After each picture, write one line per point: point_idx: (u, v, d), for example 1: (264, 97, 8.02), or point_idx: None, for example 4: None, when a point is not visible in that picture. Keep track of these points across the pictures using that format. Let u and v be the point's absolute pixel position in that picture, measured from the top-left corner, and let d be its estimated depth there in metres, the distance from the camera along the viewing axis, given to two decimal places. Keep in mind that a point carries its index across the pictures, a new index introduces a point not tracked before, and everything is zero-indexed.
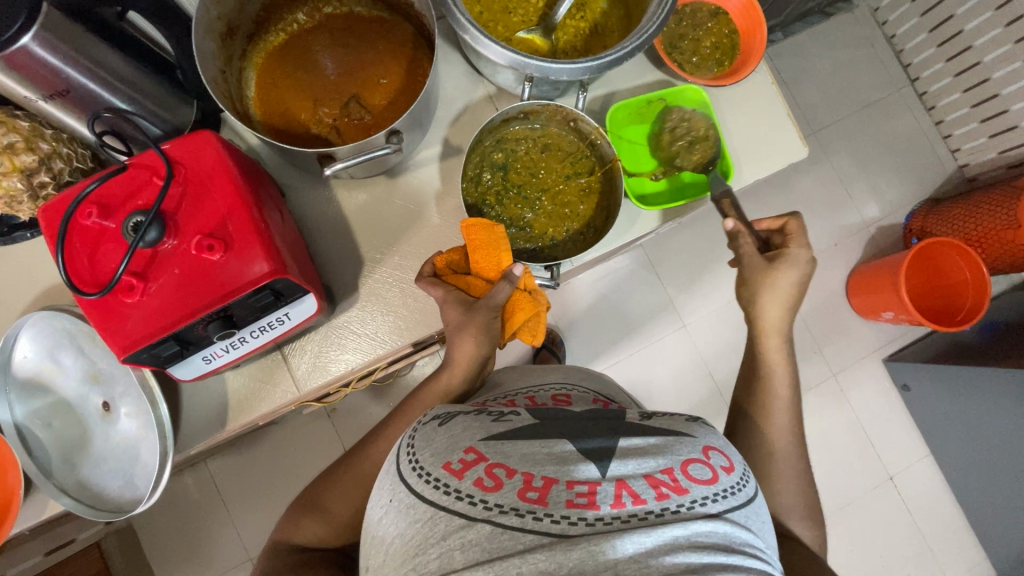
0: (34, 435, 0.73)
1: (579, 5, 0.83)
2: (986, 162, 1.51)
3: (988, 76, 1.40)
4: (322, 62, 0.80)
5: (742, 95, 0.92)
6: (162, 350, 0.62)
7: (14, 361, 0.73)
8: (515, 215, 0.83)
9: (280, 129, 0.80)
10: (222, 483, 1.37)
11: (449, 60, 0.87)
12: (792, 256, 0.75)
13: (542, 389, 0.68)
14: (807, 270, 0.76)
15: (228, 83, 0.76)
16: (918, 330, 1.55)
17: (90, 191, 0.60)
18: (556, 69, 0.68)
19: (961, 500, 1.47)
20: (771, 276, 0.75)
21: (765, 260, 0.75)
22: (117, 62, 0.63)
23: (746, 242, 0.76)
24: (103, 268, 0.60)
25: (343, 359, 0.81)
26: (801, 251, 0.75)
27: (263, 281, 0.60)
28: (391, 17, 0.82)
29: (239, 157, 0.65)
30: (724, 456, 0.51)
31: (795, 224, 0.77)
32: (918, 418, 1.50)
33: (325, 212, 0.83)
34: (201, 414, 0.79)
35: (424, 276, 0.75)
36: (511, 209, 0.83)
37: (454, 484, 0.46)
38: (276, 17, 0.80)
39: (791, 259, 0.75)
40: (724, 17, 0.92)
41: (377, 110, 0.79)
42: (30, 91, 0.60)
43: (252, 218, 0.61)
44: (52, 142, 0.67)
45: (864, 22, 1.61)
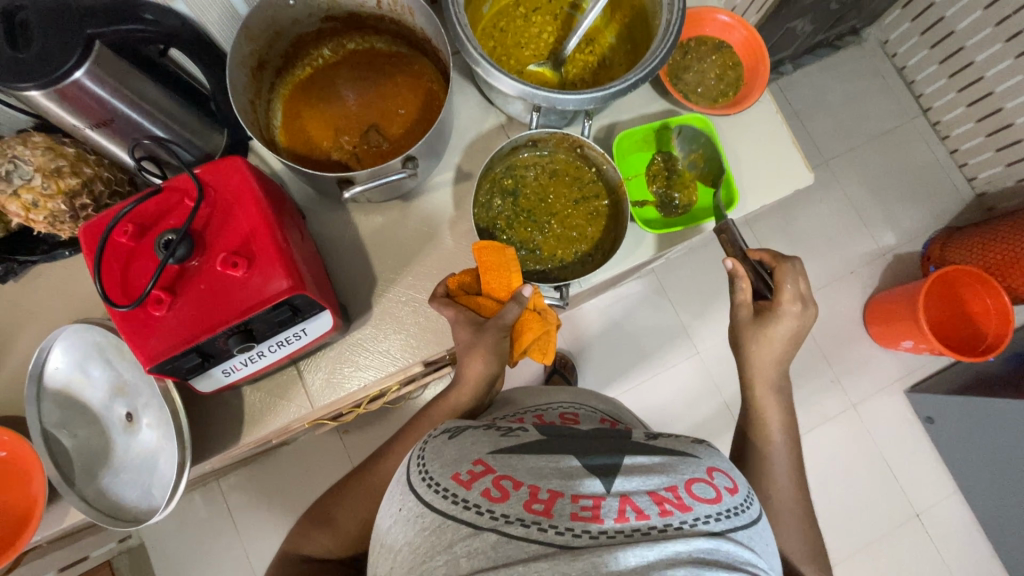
0: (60, 443, 0.76)
1: (587, 40, 0.88)
2: (1004, 191, 1.51)
3: (1001, 106, 1.41)
4: (344, 94, 0.86)
5: (746, 124, 0.95)
6: (184, 361, 0.65)
7: (47, 372, 0.77)
8: (525, 238, 0.86)
9: (303, 155, 0.84)
10: (234, 502, 1.38)
11: (463, 92, 0.92)
12: (780, 312, 0.74)
13: (550, 407, 0.69)
14: (799, 322, 0.75)
15: (256, 112, 0.81)
16: (940, 359, 1.52)
17: (126, 212, 0.65)
18: (563, 99, 0.72)
19: (992, 538, 1.41)
20: (757, 330, 0.76)
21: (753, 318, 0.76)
22: (157, 94, 0.69)
23: (744, 288, 0.76)
24: (135, 283, 0.64)
25: (355, 376, 0.84)
26: (792, 304, 0.74)
27: (282, 297, 0.63)
28: (409, 52, 0.87)
29: (264, 182, 0.69)
30: (728, 477, 0.51)
31: (783, 274, 0.75)
32: (943, 451, 1.46)
33: (343, 234, 0.87)
34: (218, 427, 0.81)
35: (437, 297, 0.77)
36: (522, 231, 0.86)
37: (462, 494, 0.47)
38: (303, 53, 0.86)
39: (780, 316, 0.75)
40: (728, 50, 0.96)
41: (395, 138, 0.84)
42: (78, 120, 0.65)
43: (274, 238, 0.65)
44: (94, 167, 0.73)
45: (873, 55, 1.64)
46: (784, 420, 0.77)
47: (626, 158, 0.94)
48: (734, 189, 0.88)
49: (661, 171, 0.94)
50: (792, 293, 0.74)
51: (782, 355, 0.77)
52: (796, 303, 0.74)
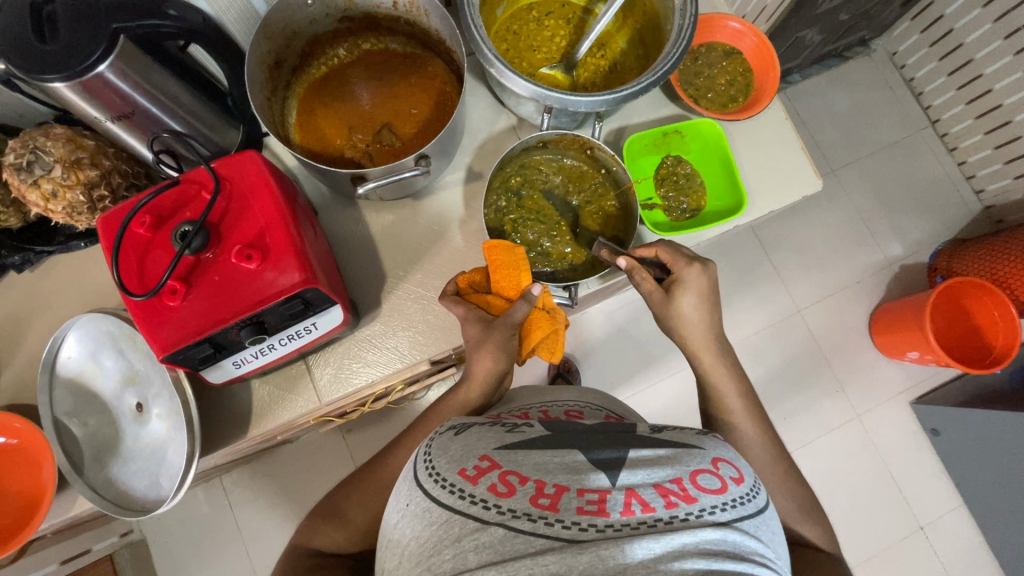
0: (70, 432, 0.77)
1: (599, 44, 0.89)
2: (1012, 203, 1.50)
3: (1009, 118, 1.41)
4: (358, 93, 0.87)
5: (755, 130, 0.95)
6: (197, 352, 0.66)
7: (60, 360, 0.78)
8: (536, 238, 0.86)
9: (317, 152, 0.85)
10: (237, 498, 1.39)
11: (475, 94, 0.93)
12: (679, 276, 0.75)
13: (557, 404, 0.70)
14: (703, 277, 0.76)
15: (272, 109, 0.82)
16: (946, 371, 1.51)
17: (144, 203, 0.66)
18: (575, 102, 0.73)
19: (998, 553, 1.40)
20: (673, 304, 0.76)
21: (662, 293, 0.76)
22: (176, 89, 0.70)
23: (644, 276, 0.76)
24: (151, 273, 0.65)
25: (363, 372, 0.84)
26: (686, 263, 0.75)
27: (295, 290, 0.64)
28: (423, 53, 0.88)
29: (279, 176, 0.70)
30: (733, 467, 0.51)
31: (665, 253, 0.76)
32: (948, 463, 1.45)
33: (353, 231, 0.88)
34: (226, 419, 0.82)
35: (447, 295, 0.78)
36: (532, 230, 0.86)
37: (469, 489, 0.48)
38: (319, 53, 0.87)
39: (683, 279, 0.75)
40: (738, 57, 0.97)
41: (407, 137, 0.85)
42: (99, 113, 0.66)
43: (288, 232, 0.66)
44: (112, 159, 0.74)
45: (882, 65, 1.65)
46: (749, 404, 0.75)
47: (636, 161, 0.94)
48: (744, 194, 0.88)
49: (671, 175, 0.94)
50: (679, 257, 0.75)
51: (706, 319, 0.76)
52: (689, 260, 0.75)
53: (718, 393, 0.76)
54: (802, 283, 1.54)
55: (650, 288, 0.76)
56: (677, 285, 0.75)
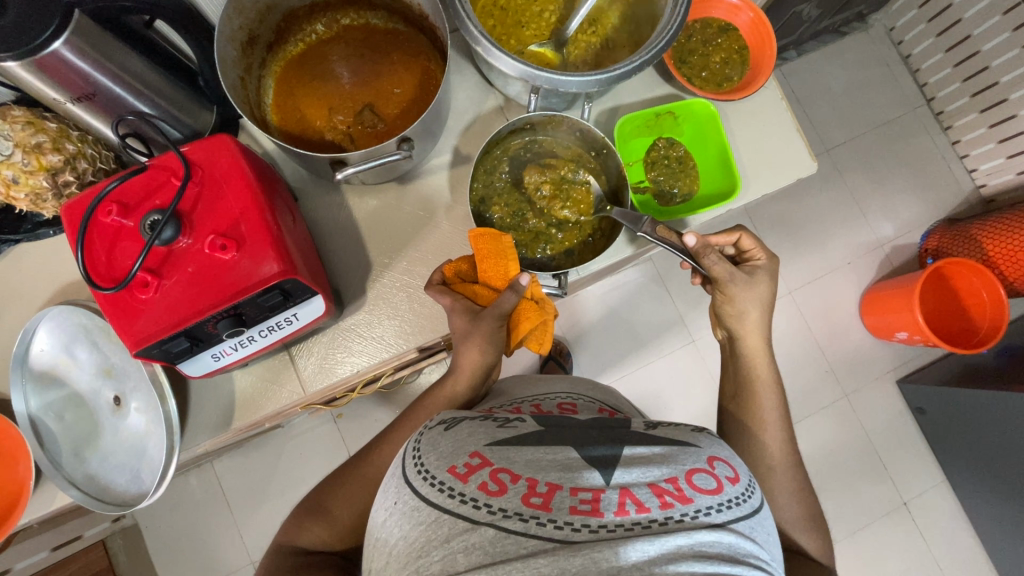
0: (47, 427, 0.75)
1: (590, 20, 0.85)
2: (1004, 183, 1.49)
3: (1005, 96, 1.39)
4: (337, 72, 0.83)
5: (751, 110, 0.92)
6: (172, 346, 0.64)
7: (31, 354, 0.75)
8: (555, 190, 0.83)
9: (296, 135, 0.82)
10: (227, 484, 1.38)
11: (461, 72, 0.89)
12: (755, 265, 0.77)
13: (547, 398, 0.68)
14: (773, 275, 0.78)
15: (247, 89, 0.78)
16: (933, 351, 1.52)
17: (110, 190, 0.62)
18: (566, 81, 0.69)
19: (978, 528, 1.43)
20: (743, 293, 0.74)
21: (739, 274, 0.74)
22: (140, 67, 0.66)
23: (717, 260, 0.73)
24: (120, 264, 0.62)
25: (349, 362, 0.82)
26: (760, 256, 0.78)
27: (273, 281, 0.61)
28: (406, 29, 0.84)
29: (254, 161, 0.66)
30: (729, 466, 0.51)
31: (749, 240, 0.77)
32: (933, 443, 1.46)
33: (336, 217, 0.85)
34: (208, 412, 0.80)
35: (433, 285, 0.76)
36: (554, 182, 0.83)
37: (459, 488, 0.47)
38: (295, 28, 0.83)
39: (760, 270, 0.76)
40: (734, 34, 0.94)
41: (391, 119, 0.81)
42: (58, 94, 0.62)
43: (264, 220, 0.63)
44: (77, 143, 0.70)
45: (879, 42, 1.61)
46: (778, 402, 0.75)
47: (627, 143, 0.92)
48: (737, 179, 0.86)
49: (662, 159, 0.92)
50: (763, 247, 0.77)
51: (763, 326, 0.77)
52: (767, 254, 0.78)
53: (751, 387, 0.75)
54: (794, 265, 1.53)
55: (723, 272, 0.73)
56: (755, 273, 0.76)
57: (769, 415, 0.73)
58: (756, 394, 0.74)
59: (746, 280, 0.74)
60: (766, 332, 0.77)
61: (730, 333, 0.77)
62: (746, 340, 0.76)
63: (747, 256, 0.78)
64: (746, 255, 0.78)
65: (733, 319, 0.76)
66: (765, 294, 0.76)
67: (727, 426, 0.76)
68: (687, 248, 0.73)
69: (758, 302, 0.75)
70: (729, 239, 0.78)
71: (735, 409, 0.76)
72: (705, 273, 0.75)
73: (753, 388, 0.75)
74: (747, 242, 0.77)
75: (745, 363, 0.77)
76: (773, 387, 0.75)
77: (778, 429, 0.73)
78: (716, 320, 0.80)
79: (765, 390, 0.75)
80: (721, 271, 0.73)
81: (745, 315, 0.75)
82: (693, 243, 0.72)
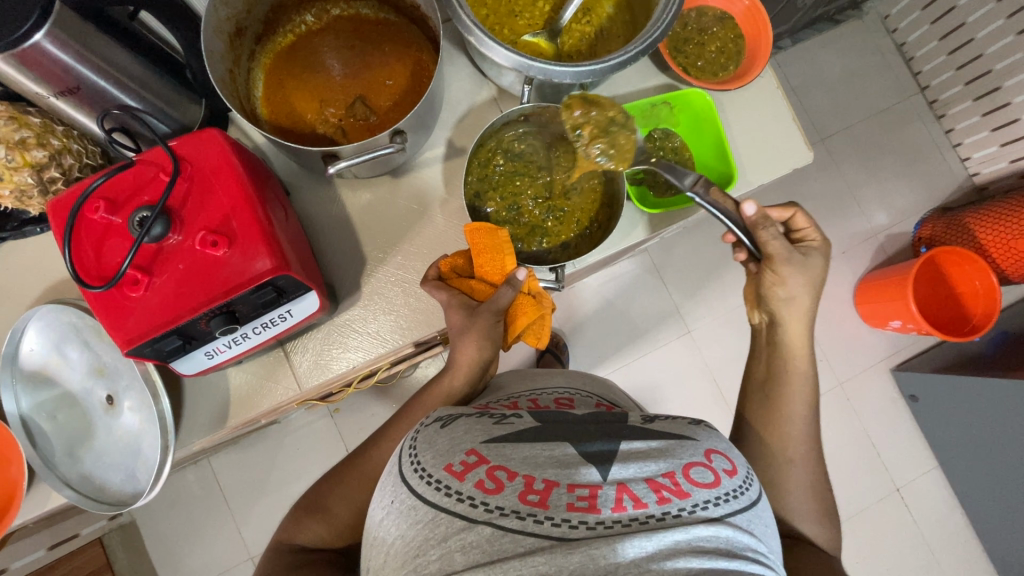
0: (39, 427, 0.74)
1: (585, 9, 0.84)
2: (996, 172, 1.50)
3: (999, 84, 1.39)
4: (328, 63, 0.81)
5: (746, 100, 0.92)
6: (164, 344, 0.63)
7: (21, 353, 0.74)
8: (598, 132, 0.75)
9: (286, 129, 0.81)
10: (224, 481, 1.37)
11: (453, 63, 0.87)
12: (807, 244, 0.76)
13: (545, 393, 0.68)
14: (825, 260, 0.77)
15: (235, 82, 0.77)
16: (925, 339, 1.53)
17: (96, 187, 0.61)
18: (560, 72, 0.68)
19: (970, 513, 1.45)
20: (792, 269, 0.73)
21: (794, 252, 0.74)
22: (125, 60, 0.64)
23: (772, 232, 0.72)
24: (109, 263, 0.61)
25: (345, 358, 0.82)
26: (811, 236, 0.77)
27: (266, 277, 0.61)
28: (397, 19, 0.82)
29: (244, 155, 0.65)
30: (727, 460, 0.51)
31: (803, 218, 0.77)
32: (926, 429, 1.48)
33: (329, 211, 0.84)
34: (202, 410, 0.79)
35: (429, 280, 0.75)
36: (599, 124, 0.75)
37: (455, 485, 0.46)
38: (284, 19, 0.81)
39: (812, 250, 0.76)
40: (729, 22, 0.93)
41: (383, 111, 0.80)
42: (41, 88, 0.61)
43: (255, 215, 0.62)
44: (62, 139, 0.69)
45: (873, 30, 1.60)
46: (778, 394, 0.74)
47: None
48: (734, 169, 0.86)
49: (659, 148, 0.88)
50: (817, 228, 0.77)
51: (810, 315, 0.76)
52: (820, 238, 0.78)
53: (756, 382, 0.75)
54: None
55: (778, 249, 0.73)
56: (809, 254, 0.75)
57: (773, 410, 0.73)
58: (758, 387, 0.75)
59: (800, 260, 0.74)
60: (808, 322, 0.76)
61: (773, 316, 0.76)
62: (789, 326, 0.75)
63: (800, 236, 0.78)
64: (798, 236, 0.78)
65: (780, 301, 0.75)
66: (815, 278, 0.75)
67: None
68: (743, 220, 0.73)
69: (807, 285, 0.74)
70: (783, 216, 0.78)
71: None
72: (758, 250, 0.74)
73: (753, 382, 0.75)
74: (800, 221, 0.78)
75: None
76: (773, 380, 0.75)
77: (777, 420, 0.73)
78: (757, 302, 0.79)
79: (765, 382, 0.75)
80: (777, 246, 0.72)
81: (794, 299, 0.74)
82: (751, 212, 0.73)
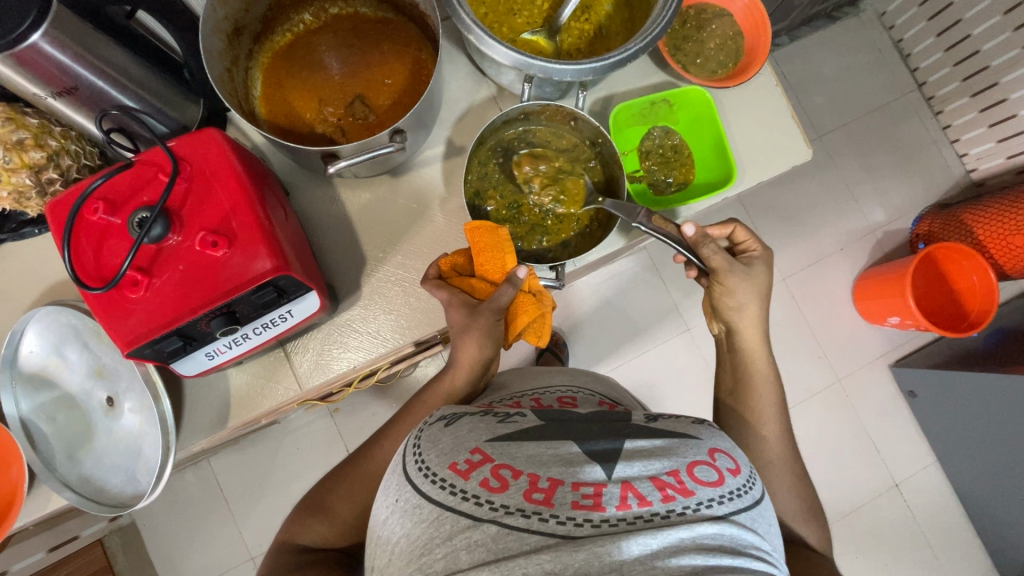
0: (39, 430, 0.74)
1: (584, 7, 0.83)
2: (993, 168, 1.50)
3: (996, 80, 1.39)
4: (326, 62, 0.81)
5: (745, 97, 0.92)
6: (165, 345, 0.63)
7: (20, 355, 0.74)
8: (548, 181, 0.83)
9: (286, 128, 0.80)
10: (225, 481, 1.37)
11: (452, 61, 0.87)
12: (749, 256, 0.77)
13: (547, 391, 0.68)
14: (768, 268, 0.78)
15: (234, 82, 0.77)
16: (924, 335, 1.54)
17: (95, 187, 0.61)
18: (559, 70, 0.68)
19: (969, 508, 1.46)
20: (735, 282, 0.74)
21: (734, 265, 0.74)
22: (123, 60, 0.64)
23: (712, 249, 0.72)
24: (109, 263, 0.61)
25: (345, 358, 0.82)
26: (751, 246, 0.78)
27: (266, 278, 0.60)
28: (396, 17, 0.82)
29: (244, 155, 0.65)
30: (730, 458, 0.51)
31: (743, 232, 0.78)
32: (924, 425, 1.48)
33: (328, 211, 0.84)
34: (203, 411, 0.79)
35: (430, 279, 0.75)
36: (548, 175, 0.83)
37: (460, 484, 0.46)
38: (283, 18, 0.81)
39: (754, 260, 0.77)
40: (728, 20, 0.93)
41: (382, 110, 0.80)
42: (38, 89, 0.61)
43: (255, 216, 0.61)
44: (60, 139, 0.68)
45: (870, 27, 1.61)
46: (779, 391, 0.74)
47: (623, 132, 0.91)
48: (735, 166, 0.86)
49: (657, 148, 0.91)
50: (757, 238, 0.77)
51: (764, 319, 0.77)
52: (761, 246, 0.78)
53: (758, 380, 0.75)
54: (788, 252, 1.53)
55: (721, 263, 0.73)
56: (752, 264, 0.76)
57: (774, 408, 0.73)
58: (759, 384, 0.75)
59: (743, 271, 0.74)
60: (765, 325, 0.77)
61: (729, 325, 0.78)
62: (746, 333, 0.77)
63: (742, 248, 0.79)
64: (741, 247, 0.79)
65: (732, 311, 0.76)
66: (762, 284, 0.76)
67: (728, 417, 0.76)
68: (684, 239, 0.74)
69: (754, 293, 0.75)
70: (723, 232, 0.79)
71: (737, 402, 0.75)
72: (703, 265, 0.75)
73: (755, 378, 0.75)
74: (741, 234, 0.78)
75: (765, 348, 0.76)
76: (774, 378, 0.75)
77: (778, 417, 0.73)
78: (713, 313, 0.80)
79: (767, 380, 0.75)
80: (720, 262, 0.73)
81: (744, 307, 0.75)
82: (691, 233, 0.72)
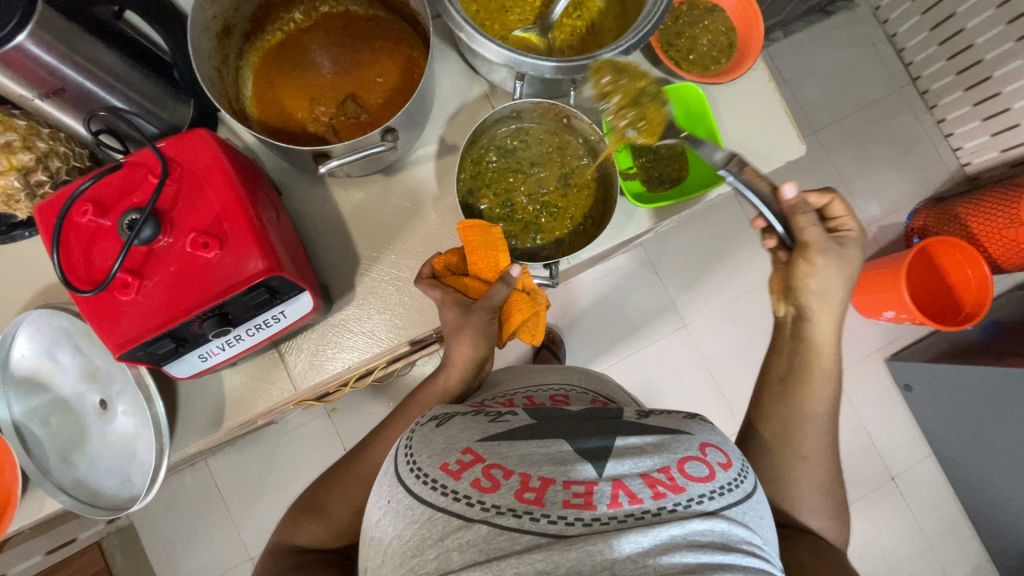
0: (32, 433, 0.74)
1: (576, 4, 0.83)
2: (987, 161, 1.51)
3: (990, 74, 1.39)
4: (317, 61, 0.80)
5: (738, 93, 0.91)
6: (157, 347, 0.63)
7: (13, 359, 0.73)
8: (540, 159, 0.83)
9: (277, 128, 0.80)
10: (222, 482, 1.37)
11: (445, 59, 0.87)
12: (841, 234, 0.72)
13: (541, 389, 0.68)
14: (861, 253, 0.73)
15: (224, 82, 0.76)
16: (918, 329, 1.54)
17: (84, 190, 0.61)
18: (551, 68, 0.68)
19: (964, 500, 1.46)
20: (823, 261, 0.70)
21: (830, 241, 0.70)
22: (111, 61, 0.64)
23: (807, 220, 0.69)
24: (99, 266, 0.61)
25: (340, 358, 0.82)
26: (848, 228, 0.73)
27: (258, 279, 0.60)
28: (387, 15, 0.82)
29: (234, 155, 0.65)
30: (721, 453, 0.51)
31: (841, 206, 0.72)
32: (919, 418, 1.49)
33: (321, 211, 0.83)
34: (197, 413, 0.79)
35: (423, 278, 0.75)
36: (628, 92, 0.72)
37: (451, 485, 0.46)
38: (273, 17, 0.81)
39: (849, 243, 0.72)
40: (721, 16, 0.93)
41: (374, 109, 0.79)
42: (25, 90, 0.60)
43: (246, 216, 0.61)
44: (49, 141, 0.68)
45: (865, 21, 1.60)
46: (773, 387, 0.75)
47: None
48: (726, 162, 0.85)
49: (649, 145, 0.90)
50: (854, 218, 0.72)
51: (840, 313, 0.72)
52: (857, 227, 0.73)
53: None
54: None
55: (815, 237, 0.69)
56: (846, 244, 0.71)
57: (768, 403, 0.74)
58: None
59: (837, 251, 0.70)
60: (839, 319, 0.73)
61: (801, 310, 0.73)
62: (817, 324, 0.72)
63: (835, 224, 0.74)
64: (835, 223, 0.74)
65: (811, 295, 0.71)
66: (852, 271, 0.71)
67: None
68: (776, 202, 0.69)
69: (842, 278, 0.71)
70: (820, 201, 0.73)
71: None
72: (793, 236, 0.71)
73: None
74: (839, 207, 0.72)
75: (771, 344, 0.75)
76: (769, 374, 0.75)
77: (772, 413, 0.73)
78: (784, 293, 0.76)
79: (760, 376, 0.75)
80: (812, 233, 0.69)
81: (826, 292, 0.71)
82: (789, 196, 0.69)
